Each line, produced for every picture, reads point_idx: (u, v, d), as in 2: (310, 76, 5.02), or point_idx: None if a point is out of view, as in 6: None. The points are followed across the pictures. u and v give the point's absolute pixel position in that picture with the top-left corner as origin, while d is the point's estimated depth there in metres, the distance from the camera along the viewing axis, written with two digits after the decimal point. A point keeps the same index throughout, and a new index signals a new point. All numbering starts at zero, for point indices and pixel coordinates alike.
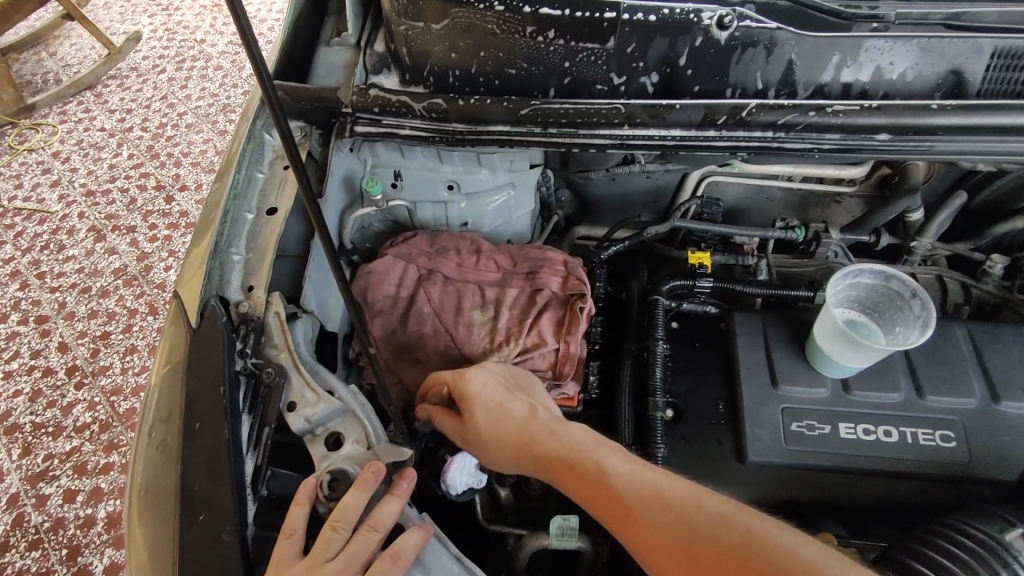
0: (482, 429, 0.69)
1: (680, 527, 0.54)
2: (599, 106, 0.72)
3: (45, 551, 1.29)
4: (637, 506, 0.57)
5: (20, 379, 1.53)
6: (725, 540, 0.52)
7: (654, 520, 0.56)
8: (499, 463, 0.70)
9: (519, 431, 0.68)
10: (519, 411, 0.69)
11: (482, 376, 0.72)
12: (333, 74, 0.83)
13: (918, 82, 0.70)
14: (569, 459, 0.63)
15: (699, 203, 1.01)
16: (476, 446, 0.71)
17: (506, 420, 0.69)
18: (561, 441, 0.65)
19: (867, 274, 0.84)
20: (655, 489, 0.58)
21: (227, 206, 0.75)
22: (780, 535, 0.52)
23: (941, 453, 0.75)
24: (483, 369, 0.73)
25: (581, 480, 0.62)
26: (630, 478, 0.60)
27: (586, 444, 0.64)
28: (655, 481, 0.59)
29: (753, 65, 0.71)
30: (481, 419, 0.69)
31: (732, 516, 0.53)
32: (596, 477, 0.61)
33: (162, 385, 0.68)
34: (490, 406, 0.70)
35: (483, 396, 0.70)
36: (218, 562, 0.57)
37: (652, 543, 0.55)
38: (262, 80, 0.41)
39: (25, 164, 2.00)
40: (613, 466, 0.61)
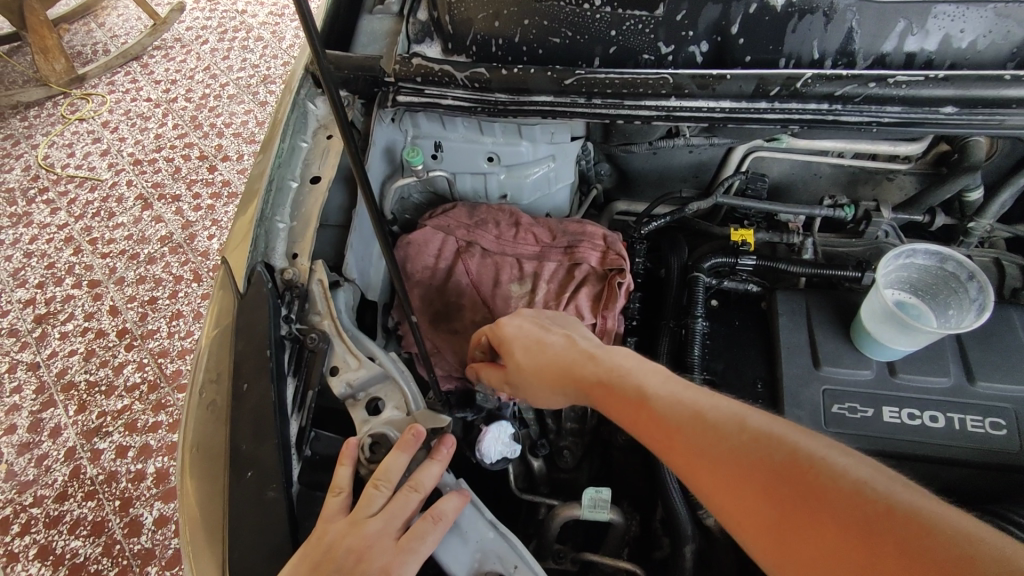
0: (522, 366, 0.69)
1: (721, 444, 0.52)
2: (646, 76, 0.70)
3: (99, 501, 1.36)
4: (678, 426, 0.55)
5: (75, 340, 1.60)
6: (766, 457, 0.49)
7: (695, 438, 0.53)
8: (544, 398, 0.70)
9: (561, 361, 0.67)
10: (558, 343, 0.69)
11: (518, 320, 0.72)
12: (375, 43, 0.83)
13: (989, 52, 0.66)
14: (608, 383, 0.63)
15: (744, 178, 0.98)
16: (520, 386, 0.71)
17: (545, 354, 0.68)
18: (602, 367, 0.64)
19: (921, 255, 0.80)
20: (698, 410, 0.55)
21: (272, 174, 0.77)
22: (830, 454, 0.48)
23: (992, 440, 0.72)
24: (519, 314, 0.74)
25: (623, 404, 0.61)
26: (672, 399, 0.58)
27: (629, 367, 0.63)
28: (698, 402, 0.56)
29: (810, 34, 0.68)
30: (522, 357, 0.69)
31: (776, 435, 0.50)
32: (636, 400, 0.60)
33: (211, 347, 0.71)
34: (528, 344, 0.70)
35: (518, 338, 0.70)
36: (265, 517, 0.59)
37: (691, 461, 0.53)
38: (312, 40, 0.42)
39: (76, 133, 2.07)
40: (655, 389, 0.60)
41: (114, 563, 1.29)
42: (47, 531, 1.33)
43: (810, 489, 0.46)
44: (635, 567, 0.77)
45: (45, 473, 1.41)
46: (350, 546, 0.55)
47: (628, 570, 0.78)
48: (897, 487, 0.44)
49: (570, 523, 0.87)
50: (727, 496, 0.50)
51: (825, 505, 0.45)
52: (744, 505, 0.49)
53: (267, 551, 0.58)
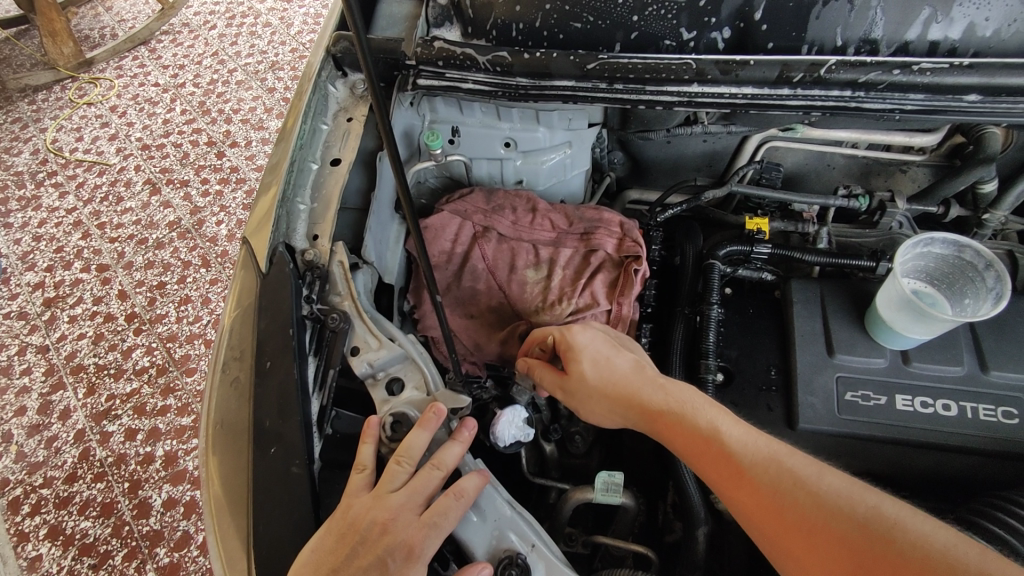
0: (587, 379, 0.69)
1: (800, 495, 0.52)
2: (669, 61, 0.70)
3: (109, 483, 1.37)
4: (751, 469, 0.55)
5: (84, 323, 1.62)
6: (847, 514, 0.49)
7: (770, 484, 0.53)
8: (600, 415, 0.70)
9: (625, 384, 0.67)
10: (627, 365, 0.69)
11: (588, 332, 0.73)
12: (394, 27, 0.83)
13: (1012, 41, 0.66)
14: (676, 412, 0.62)
15: (757, 167, 0.99)
16: (576, 398, 0.71)
17: (613, 372, 0.69)
18: (670, 396, 0.64)
19: (938, 243, 0.81)
20: (773, 456, 0.55)
21: (293, 155, 0.77)
22: (915, 519, 0.48)
23: (1003, 429, 0.73)
24: (590, 327, 0.74)
25: (689, 437, 0.60)
26: (744, 441, 0.58)
27: (697, 403, 0.63)
28: (772, 449, 0.56)
29: (835, 20, 0.68)
30: (588, 369, 0.69)
31: (858, 494, 0.50)
32: (704, 434, 0.59)
33: (234, 326, 0.72)
34: (597, 358, 0.70)
35: (590, 348, 0.71)
36: (290, 491, 0.60)
37: (764, 508, 0.53)
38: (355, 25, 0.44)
39: (84, 117, 2.07)
40: (729, 429, 0.59)
41: (124, 544, 1.30)
42: (57, 512, 1.34)
43: (895, 552, 0.46)
44: (646, 550, 0.78)
45: (55, 455, 1.42)
46: (374, 518, 0.56)
47: (638, 553, 0.79)
48: (988, 560, 0.44)
49: (581, 507, 0.88)
50: (804, 548, 0.50)
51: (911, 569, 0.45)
52: (820, 559, 0.49)
53: (292, 526, 0.59)
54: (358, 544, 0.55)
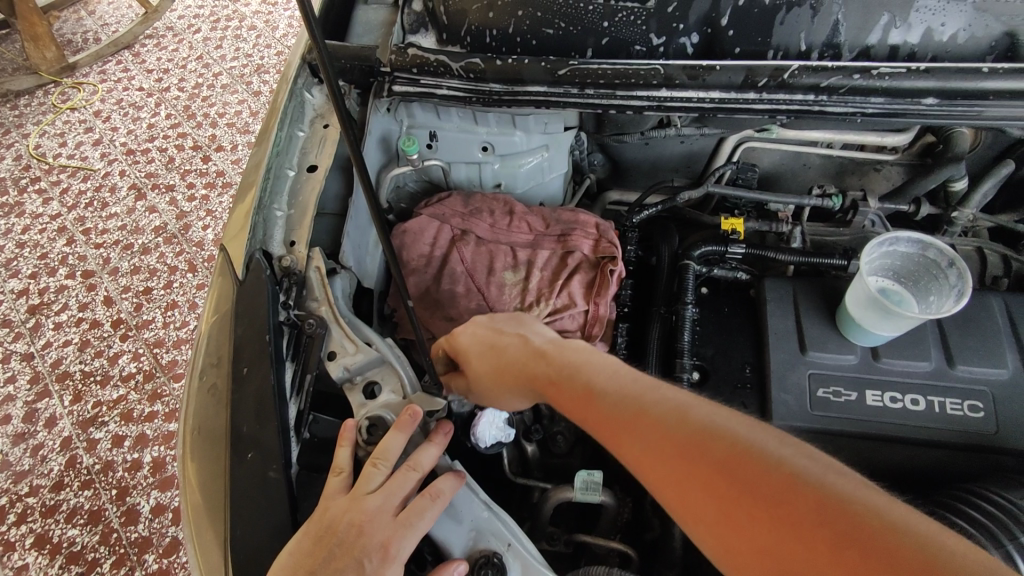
0: (479, 372, 0.69)
1: (665, 435, 0.51)
2: (638, 66, 0.72)
3: (96, 490, 1.37)
4: (624, 421, 0.54)
5: (69, 330, 1.61)
6: (706, 448, 0.48)
7: (640, 431, 0.53)
8: (507, 401, 0.69)
9: (512, 363, 0.67)
10: (511, 343, 0.68)
11: (470, 327, 0.72)
12: (371, 33, 0.84)
13: (969, 45, 0.68)
14: (558, 381, 0.62)
15: (734, 168, 1.01)
16: (480, 392, 0.70)
17: (500, 356, 0.68)
18: (552, 362, 0.64)
19: (903, 242, 0.83)
20: (643, 401, 0.54)
21: (270, 162, 0.78)
22: (768, 444, 0.47)
23: (968, 422, 0.75)
24: (472, 322, 0.73)
25: (572, 400, 0.60)
26: (621, 391, 0.57)
27: (577, 363, 0.62)
28: (644, 393, 0.55)
29: (797, 26, 0.69)
30: (478, 363, 0.69)
31: (718, 425, 0.49)
32: (584, 399, 0.59)
33: (211, 333, 0.73)
34: (483, 349, 0.69)
35: (474, 344, 0.70)
36: (267, 496, 0.61)
37: (636, 455, 0.52)
38: (308, 19, 0.45)
39: (68, 123, 2.06)
40: (604, 385, 0.59)
41: (112, 551, 1.30)
42: (44, 520, 1.34)
43: (747, 483, 0.45)
44: (627, 547, 0.79)
45: (41, 463, 1.42)
46: (350, 520, 0.57)
47: (620, 551, 0.80)
48: (836, 477, 0.44)
49: (563, 506, 0.89)
50: (672, 490, 0.49)
51: (764, 496, 0.45)
52: (684, 498, 0.48)
53: (270, 530, 0.60)
54: (335, 546, 0.56)
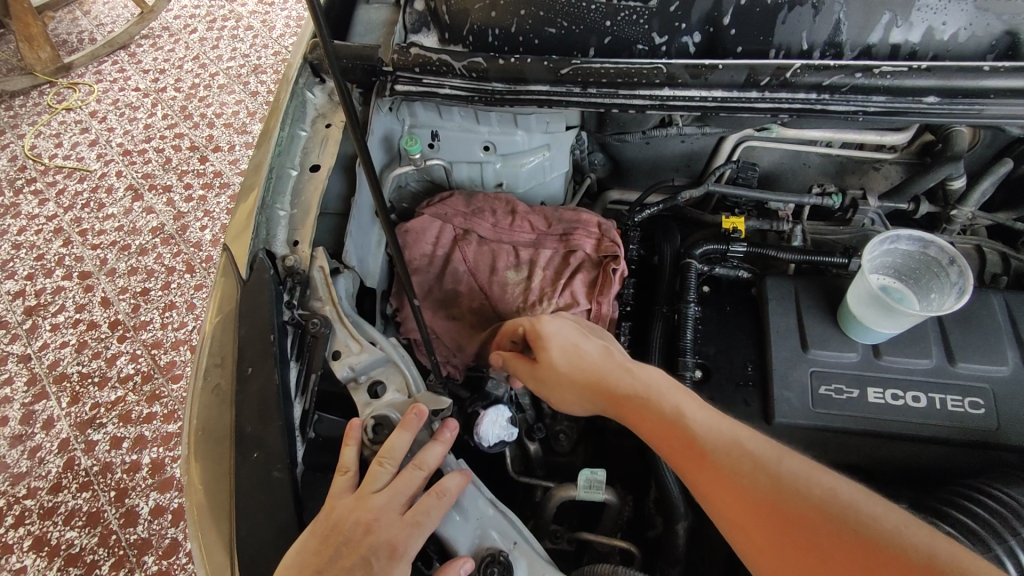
0: (557, 367, 0.70)
1: (759, 475, 0.53)
2: (640, 65, 0.72)
3: (95, 492, 1.37)
4: (714, 453, 0.56)
5: (66, 331, 1.60)
6: (802, 496, 0.51)
7: (730, 467, 0.54)
8: (570, 402, 0.70)
9: (593, 371, 0.68)
10: (594, 351, 0.70)
11: (557, 321, 0.73)
12: (373, 32, 0.84)
13: (970, 44, 0.69)
14: (642, 397, 0.64)
15: (734, 167, 1.00)
16: (547, 386, 0.71)
17: (581, 359, 0.69)
18: (636, 380, 0.65)
19: (904, 240, 0.83)
20: (735, 440, 0.56)
21: (272, 162, 0.78)
22: (865, 501, 0.50)
23: (969, 418, 0.75)
24: (559, 316, 0.75)
25: (654, 420, 0.61)
26: (709, 424, 0.59)
27: (663, 387, 0.64)
28: (735, 432, 0.57)
29: (799, 25, 0.70)
30: (558, 357, 0.70)
31: (815, 478, 0.52)
32: (668, 419, 0.60)
33: (214, 332, 0.73)
34: (565, 346, 0.71)
35: (558, 338, 0.71)
36: (273, 496, 0.61)
37: (720, 488, 0.54)
38: (316, 17, 0.45)
39: (64, 123, 2.05)
40: (692, 413, 0.60)
41: (111, 553, 1.30)
42: (42, 523, 1.34)
43: (843, 534, 0.48)
44: (631, 546, 0.79)
45: (39, 465, 1.41)
46: (357, 519, 0.57)
47: (623, 548, 0.80)
48: (933, 539, 0.46)
49: (566, 504, 0.89)
50: (757, 528, 0.51)
51: (859, 548, 0.46)
52: (769, 538, 0.50)
53: (275, 529, 0.60)
54: (341, 545, 0.56)
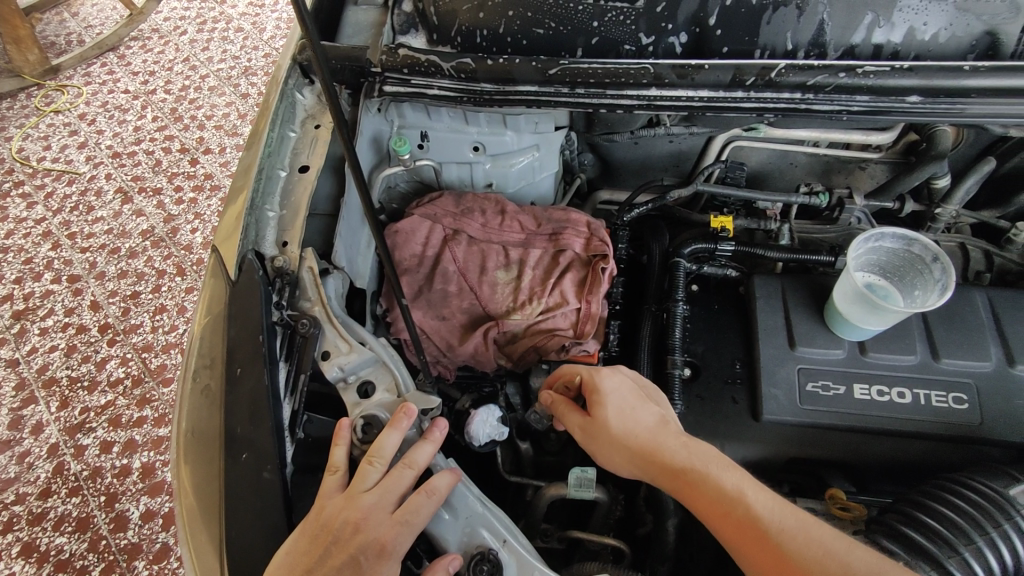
0: (610, 426, 0.66)
1: (832, 569, 0.51)
2: (627, 66, 0.73)
3: (84, 497, 1.36)
4: (780, 539, 0.54)
5: (55, 335, 1.59)
6: None
7: (800, 557, 0.53)
8: (615, 463, 0.67)
9: (648, 437, 0.64)
10: (649, 418, 0.66)
11: (615, 377, 0.70)
12: (361, 33, 0.84)
13: (951, 44, 0.70)
14: (700, 471, 0.60)
15: (723, 166, 1.01)
16: (594, 442, 0.68)
17: (635, 423, 0.66)
18: (694, 454, 0.62)
19: (889, 238, 0.84)
20: (802, 527, 0.55)
21: (261, 163, 0.77)
22: None
23: (953, 414, 0.76)
24: (618, 371, 0.71)
25: (713, 499, 0.58)
26: (773, 508, 0.56)
27: (720, 461, 0.61)
28: (800, 519, 0.55)
29: (784, 26, 0.70)
30: (612, 416, 0.67)
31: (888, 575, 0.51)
32: (729, 497, 0.57)
33: (203, 334, 0.73)
34: (621, 405, 0.67)
35: (615, 396, 0.68)
36: (263, 496, 0.61)
37: None
38: (301, 14, 0.46)
39: (52, 126, 2.04)
40: (754, 495, 0.57)
41: (101, 559, 1.29)
42: (31, 529, 1.33)
43: None
44: (621, 543, 0.80)
45: (27, 470, 1.40)
46: (346, 518, 0.57)
47: (614, 546, 0.80)
48: None
49: (557, 503, 0.89)
50: None
51: None
52: None
53: (264, 529, 0.60)
54: (331, 544, 0.56)
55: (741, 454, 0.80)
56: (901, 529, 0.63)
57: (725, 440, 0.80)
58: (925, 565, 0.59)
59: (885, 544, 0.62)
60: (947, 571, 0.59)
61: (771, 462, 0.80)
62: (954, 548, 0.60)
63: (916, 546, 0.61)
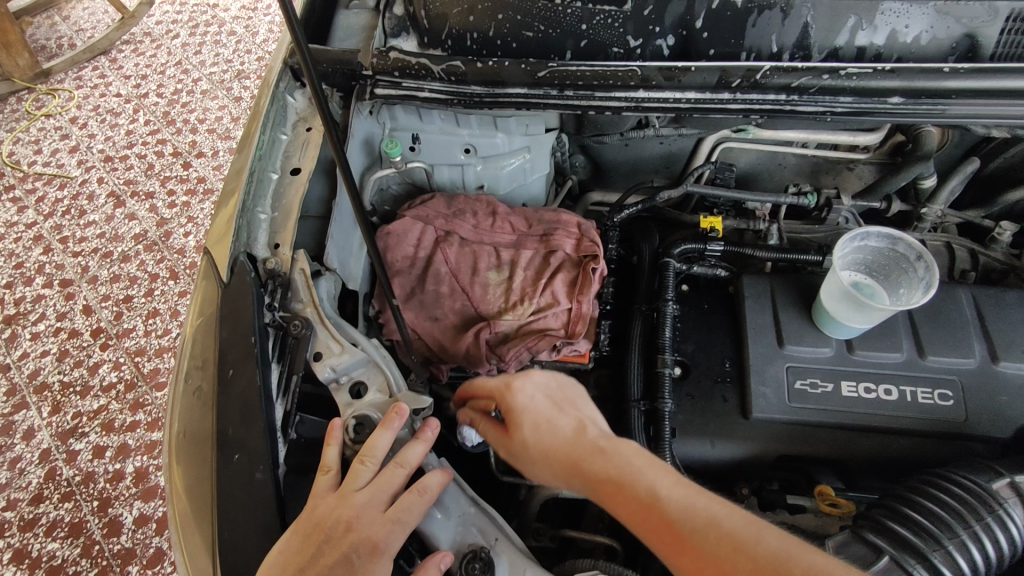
0: (525, 443, 0.61)
1: (742, 562, 0.46)
2: (615, 68, 0.73)
3: (76, 502, 1.35)
4: (693, 537, 0.48)
5: (47, 340, 1.59)
6: None
7: (715, 558, 0.47)
8: (541, 480, 0.61)
9: (564, 447, 0.58)
10: (564, 423, 0.60)
11: (528, 385, 0.63)
12: (352, 37, 0.84)
13: (932, 46, 0.71)
14: (616, 478, 0.54)
15: (713, 167, 1.02)
16: (517, 460, 0.62)
17: (550, 433, 0.60)
18: (609, 459, 0.55)
19: (874, 238, 0.86)
20: (713, 518, 0.49)
21: (252, 166, 0.77)
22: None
23: (939, 410, 0.77)
24: (528, 374, 0.65)
25: (631, 506, 0.52)
26: (687, 503, 0.50)
27: (637, 461, 0.54)
28: (713, 510, 0.50)
29: (769, 28, 0.72)
30: (527, 431, 0.61)
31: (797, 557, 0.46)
32: (643, 504, 0.52)
33: (195, 335, 0.73)
34: (535, 417, 0.61)
35: (527, 406, 0.62)
36: (254, 496, 0.61)
37: None
38: (289, 18, 0.46)
39: (43, 130, 2.03)
40: (667, 491, 0.51)
41: (94, 564, 1.28)
42: (22, 535, 1.32)
43: None
44: (614, 541, 0.80)
45: (19, 476, 1.39)
46: (338, 517, 0.58)
47: (606, 545, 0.81)
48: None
49: (550, 502, 0.90)
50: None
51: None
52: None
53: (256, 530, 0.61)
54: (323, 543, 0.57)
55: (732, 453, 0.81)
56: (887, 524, 0.64)
57: (714, 439, 0.81)
58: (912, 560, 0.60)
59: (872, 539, 0.63)
60: (932, 564, 0.59)
61: (762, 461, 0.80)
62: (939, 542, 0.61)
63: (901, 540, 0.62)
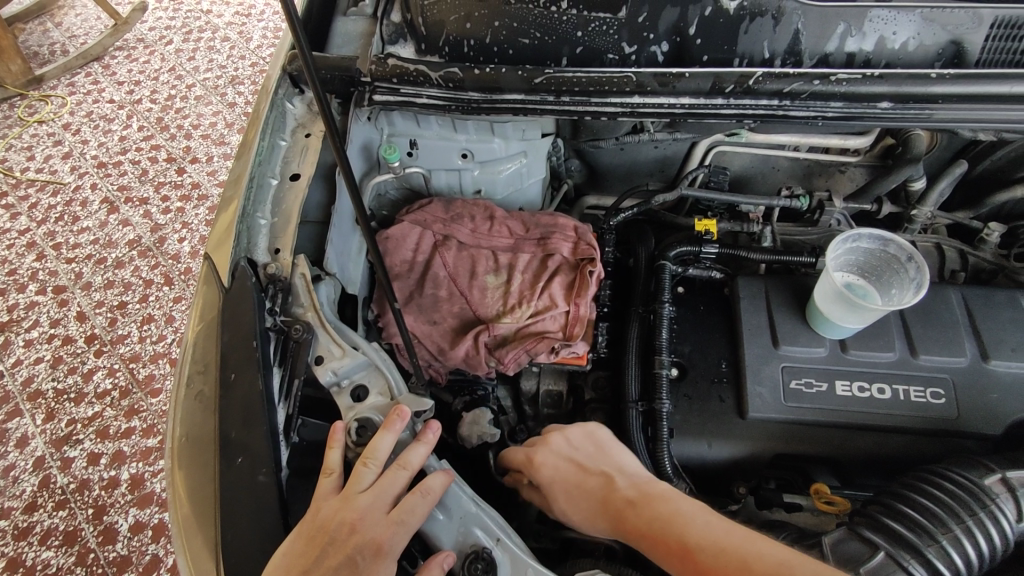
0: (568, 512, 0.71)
1: None
2: (611, 74, 0.74)
3: (71, 510, 1.35)
4: None
5: (41, 347, 1.58)
6: None
7: None
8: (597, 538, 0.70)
9: (602, 506, 0.68)
10: (596, 484, 0.70)
11: (552, 458, 0.74)
12: (350, 44, 0.84)
13: (919, 52, 0.73)
14: (648, 531, 0.62)
15: (706, 171, 1.03)
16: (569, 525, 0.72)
17: (585, 497, 0.69)
18: (640, 511, 0.64)
19: (866, 240, 0.87)
20: (741, 559, 0.55)
21: (252, 172, 0.78)
22: None
23: (931, 408, 0.79)
24: (553, 450, 0.75)
25: (668, 556, 0.60)
26: (715, 546, 0.57)
27: (666, 511, 0.62)
28: (742, 550, 0.56)
29: (760, 35, 0.73)
30: (565, 502, 0.71)
31: None
32: (676, 551, 0.59)
33: (197, 340, 0.74)
34: (568, 487, 0.71)
35: (557, 479, 0.72)
36: (257, 499, 0.62)
37: None
38: (292, 21, 0.46)
39: (36, 136, 2.03)
40: (695, 535, 0.59)
41: (89, 572, 1.28)
42: (17, 543, 1.31)
43: None
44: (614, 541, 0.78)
45: (13, 484, 1.39)
46: (342, 520, 0.58)
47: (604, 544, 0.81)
48: None
49: None
50: None
51: None
52: None
53: (260, 532, 0.61)
54: (327, 545, 0.57)
55: (728, 452, 0.82)
56: (882, 521, 0.65)
57: (711, 439, 0.82)
58: (907, 554, 0.61)
59: (868, 535, 0.64)
60: (926, 558, 0.61)
61: (757, 460, 0.81)
62: (934, 537, 0.62)
63: (898, 536, 0.63)
